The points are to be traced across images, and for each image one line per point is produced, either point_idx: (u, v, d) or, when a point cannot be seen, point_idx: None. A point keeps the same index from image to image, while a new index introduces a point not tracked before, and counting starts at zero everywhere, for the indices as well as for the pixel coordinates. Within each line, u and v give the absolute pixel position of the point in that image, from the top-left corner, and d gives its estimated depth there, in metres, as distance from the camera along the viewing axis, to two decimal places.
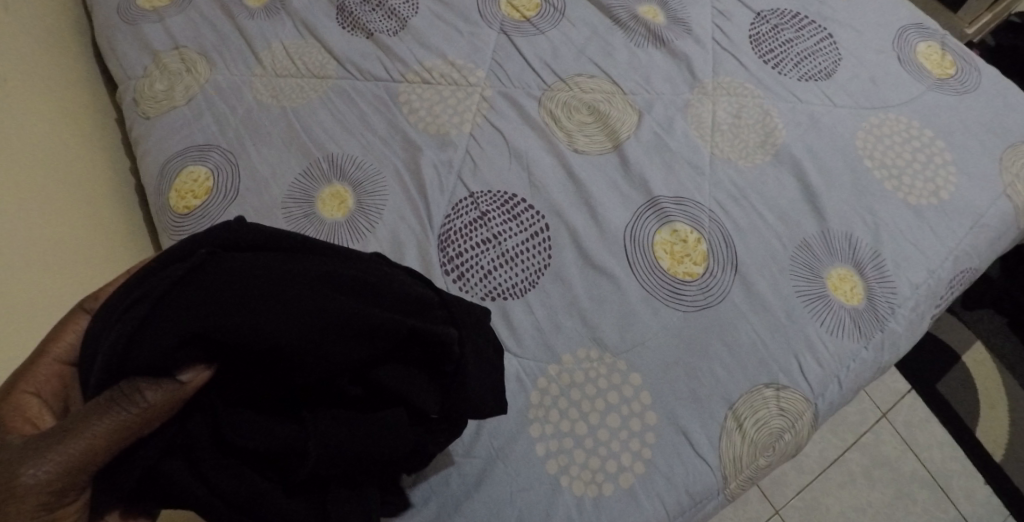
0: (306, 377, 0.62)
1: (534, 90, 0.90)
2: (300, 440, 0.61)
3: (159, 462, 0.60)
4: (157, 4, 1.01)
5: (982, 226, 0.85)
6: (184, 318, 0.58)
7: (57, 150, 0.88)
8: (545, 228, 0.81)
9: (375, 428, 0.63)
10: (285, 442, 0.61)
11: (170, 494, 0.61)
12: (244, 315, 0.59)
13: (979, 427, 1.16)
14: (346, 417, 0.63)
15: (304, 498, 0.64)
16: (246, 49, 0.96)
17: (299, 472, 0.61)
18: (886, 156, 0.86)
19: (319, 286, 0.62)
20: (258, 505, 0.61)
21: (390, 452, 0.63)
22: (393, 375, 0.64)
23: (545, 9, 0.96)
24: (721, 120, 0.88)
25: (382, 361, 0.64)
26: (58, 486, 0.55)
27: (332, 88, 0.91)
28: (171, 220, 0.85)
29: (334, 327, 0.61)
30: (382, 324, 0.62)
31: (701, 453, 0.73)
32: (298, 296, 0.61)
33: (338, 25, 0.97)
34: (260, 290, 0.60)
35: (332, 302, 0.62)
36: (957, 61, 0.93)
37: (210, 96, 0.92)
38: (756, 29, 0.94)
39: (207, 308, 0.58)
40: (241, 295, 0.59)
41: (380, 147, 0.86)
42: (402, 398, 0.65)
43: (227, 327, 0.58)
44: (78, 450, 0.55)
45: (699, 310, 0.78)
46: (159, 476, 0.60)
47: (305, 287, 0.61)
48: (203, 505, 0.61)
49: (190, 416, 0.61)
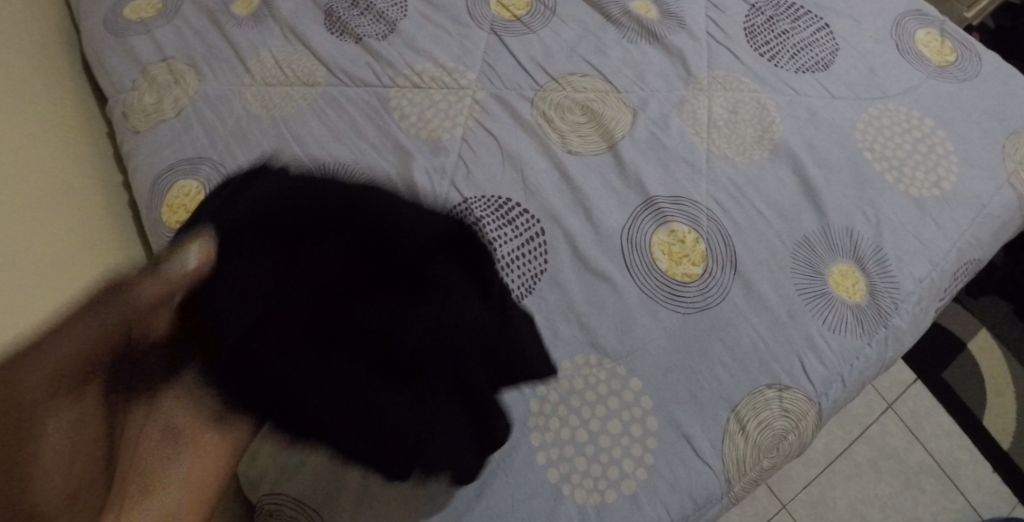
0: (376, 257, 0.69)
1: (526, 91, 0.89)
2: (384, 318, 0.66)
3: (250, 352, 0.67)
4: (144, 15, 1.01)
5: (985, 215, 0.83)
6: (257, 221, 0.73)
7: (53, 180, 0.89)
8: (541, 233, 0.80)
9: (448, 302, 0.68)
10: (373, 324, 0.66)
11: (268, 381, 0.67)
12: (305, 212, 0.72)
13: (987, 415, 1.15)
14: (422, 296, 0.67)
15: (403, 387, 0.66)
16: (234, 58, 0.95)
17: (387, 346, 0.66)
18: (886, 147, 0.85)
19: (365, 195, 0.74)
20: (363, 390, 0.65)
21: (470, 322, 0.68)
22: (452, 261, 0.70)
23: (536, 7, 0.95)
24: (717, 116, 0.87)
25: (441, 249, 0.70)
26: (79, 364, 0.62)
27: (322, 95, 0.90)
28: (164, 235, 0.84)
29: (381, 215, 0.71)
30: (424, 214, 0.72)
31: (704, 457, 0.72)
32: (346, 198, 0.73)
33: (326, 30, 0.95)
34: (315, 199, 0.73)
35: (377, 201, 0.73)
36: (957, 47, 0.92)
37: (199, 107, 0.91)
38: (751, 21, 0.92)
39: (280, 212, 0.73)
40: (303, 202, 0.73)
41: (371, 154, 0.85)
42: (468, 283, 0.69)
43: (294, 219, 0.71)
44: (110, 323, 0.64)
45: (699, 311, 0.77)
46: (257, 367, 0.67)
47: (353, 195, 0.73)
48: (303, 387, 0.66)
49: (280, 318, 0.67)
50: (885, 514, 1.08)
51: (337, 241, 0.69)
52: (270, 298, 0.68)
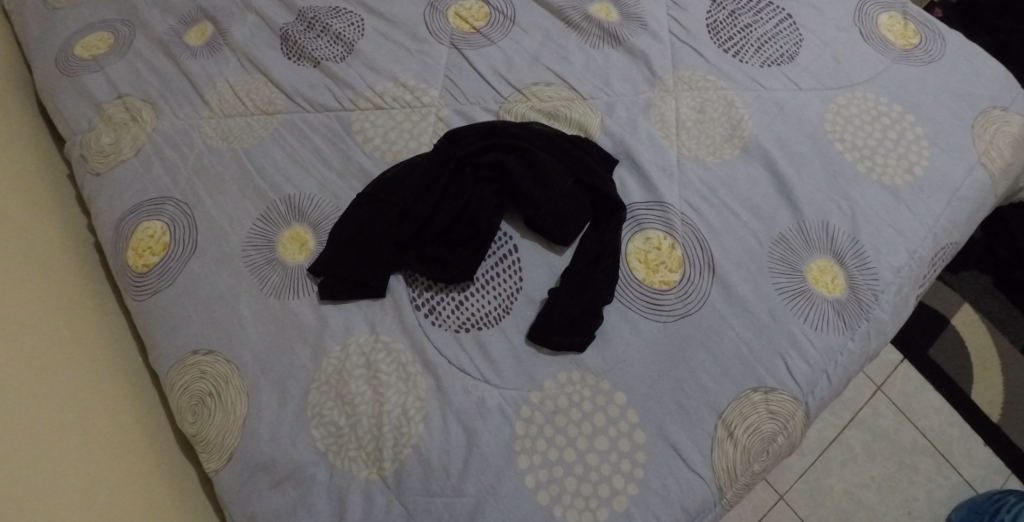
0: (495, 200, 0.79)
1: (490, 104, 0.88)
2: (488, 213, 0.78)
3: (453, 234, 0.78)
4: (96, 52, 0.99)
5: (960, 198, 0.82)
6: (427, 203, 0.79)
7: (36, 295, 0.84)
8: (514, 250, 0.79)
9: (536, 197, 0.78)
10: (481, 225, 0.78)
11: (466, 244, 0.78)
12: (437, 195, 0.79)
13: (974, 389, 1.15)
14: (510, 204, 0.80)
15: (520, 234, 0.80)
16: (192, 92, 0.93)
17: (492, 214, 0.78)
18: (857, 137, 0.84)
19: (474, 169, 0.80)
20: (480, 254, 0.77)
21: (554, 200, 0.78)
22: (525, 167, 0.80)
23: (494, 17, 0.93)
24: (685, 117, 0.86)
25: (523, 170, 0.79)
26: None
27: (283, 123, 0.89)
28: (131, 280, 0.84)
29: (507, 188, 0.80)
30: (502, 162, 0.79)
31: (693, 466, 0.71)
32: (476, 178, 0.80)
33: (283, 56, 0.94)
34: (420, 184, 0.80)
35: (489, 165, 0.80)
36: (920, 29, 0.91)
37: (159, 144, 0.90)
38: (713, 17, 0.91)
39: (417, 196, 0.80)
40: (426, 183, 0.80)
41: (336, 182, 0.85)
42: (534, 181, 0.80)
43: (429, 204, 0.79)
44: None
45: (678, 319, 0.76)
46: (455, 237, 0.78)
47: (455, 171, 0.80)
48: (481, 229, 0.78)
49: (465, 232, 0.78)
50: (882, 497, 1.08)
51: (473, 199, 0.79)
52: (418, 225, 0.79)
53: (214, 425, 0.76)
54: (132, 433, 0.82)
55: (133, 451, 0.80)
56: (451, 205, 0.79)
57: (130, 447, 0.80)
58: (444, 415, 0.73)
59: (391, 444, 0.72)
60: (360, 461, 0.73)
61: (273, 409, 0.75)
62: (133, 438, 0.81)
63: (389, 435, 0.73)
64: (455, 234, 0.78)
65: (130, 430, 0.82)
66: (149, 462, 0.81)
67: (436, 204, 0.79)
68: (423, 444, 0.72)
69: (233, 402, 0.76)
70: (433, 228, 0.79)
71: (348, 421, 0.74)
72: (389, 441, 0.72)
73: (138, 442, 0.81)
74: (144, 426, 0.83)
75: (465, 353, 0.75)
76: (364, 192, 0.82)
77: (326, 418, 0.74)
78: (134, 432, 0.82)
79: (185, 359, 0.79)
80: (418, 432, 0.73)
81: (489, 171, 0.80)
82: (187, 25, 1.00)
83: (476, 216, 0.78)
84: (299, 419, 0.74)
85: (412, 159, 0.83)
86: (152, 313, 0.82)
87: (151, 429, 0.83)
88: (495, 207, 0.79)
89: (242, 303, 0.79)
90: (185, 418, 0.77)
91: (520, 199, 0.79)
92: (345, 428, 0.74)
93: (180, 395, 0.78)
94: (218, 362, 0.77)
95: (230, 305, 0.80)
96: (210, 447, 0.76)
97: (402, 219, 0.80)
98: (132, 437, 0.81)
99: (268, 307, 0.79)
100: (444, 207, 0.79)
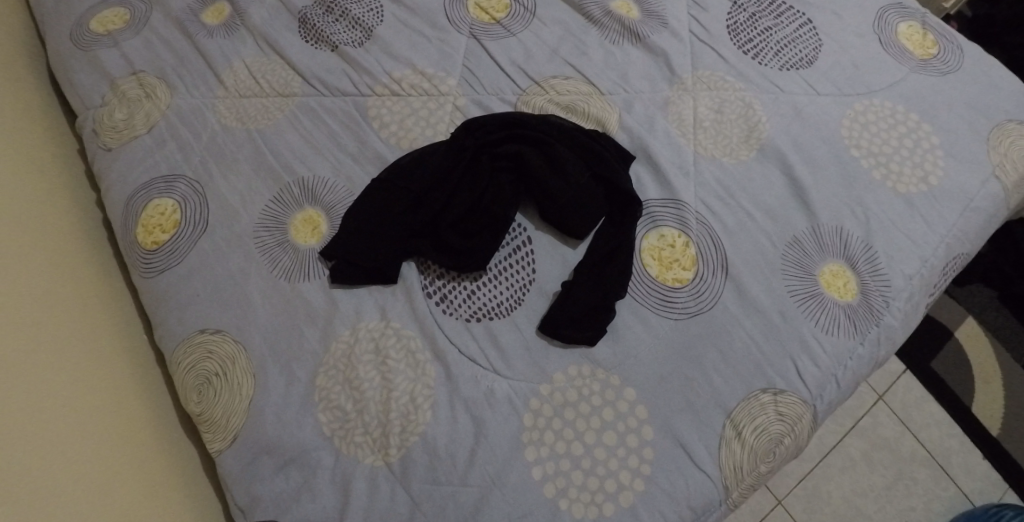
0: (511, 191, 0.79)
1: (508, 96, 0.87)
2: (503, 204, 0.78)
3: (468, 223, 0.78)
4: (112, 28, 0.98)
5: (973, 209, 0.82)
6: (442, 192, 0.79)
7: (48, 267, 0.84)
8: (528, 241, 0.79)
9: (551, 188, 0.78)
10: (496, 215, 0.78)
11: (480, 234, 0.78)
12: (452, 184, 0.79)
13: (975, 402, 1.15)
14: (526, 195, 0.80)
15: (534, 225, 0.80)
16: (208, 71, 0.93)
17: (507, 206, 0.78)
18: (873, 143, 0.83)
19: (489, 159, 0.80)
20: (493, 243, 0.77)
21: (570, 191, 0.78)
22: (540, 158, 0.80)
23: (514, 9, 0.93)
24: (703, 117, 0.86)
25: (538, 162, 0.79)
26: None
27: (298, 106, 0.89)
28: (140, 257, 0.83)
29: (522, 178, 0.80)
30: (518, 153, 0.80)
31: (701, 465, 0.71)
32: (492, 167, 0.80)
33: (300, 39, 0.94)
34: (434, 172, 0.80)
35: (505, 157, 0.80)
36: (939, 40, 0.91)
37: (172, 122, 0.89)
38: (734, 19, 0.91)
39: (431, 185, 0.80)
40: (441, 171, 0.80)
41: (351, 167, 0.84)
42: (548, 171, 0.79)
43: (444, 194, 0.79)
44: None
45: (689, 317, 0.76)
46: (469, 226, 0.78)
47: (470, 161, 0.80)
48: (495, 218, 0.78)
49: (479, 221, 0.78)
50: (879, 506, 1.09)
51: (488, 189, 0.79)
52: (433, 214, 0.79)
53: (219, 405, 0.75)
54: (135, 423, 0.80)
55: (137, 437, 0.79)
56: (466, 196, 0.79)
57: (134, 433, 0.79)
58: (452, 404, 0.73)
59: (398, 431, 0.72)
60: (365, 447, 0.72)
61: (280, 391, 0.74)
62: (137, 423, 0.80)
63: (396, 423, 0.72)
64: (469, 223, 0.78)
65: (133, 418, 0.80)
66: (156, 452, 0.80)
67: (451, 194, 0.79)
68: (430, 432, 0.72)
69: (239, 383, 0.75)
70: (447, 217, 0.79)
71: (355, 407, 0.73)
72: (395, 428, 0.72)
73: (141, 431, 0.80)
74: (148, 412, 0.82)
75: (475, 343, 0.75)
76: (377, 178, 0.81)
77: (333, 402, 0.73)
78: (138, 416, 0.81)
79: (192, 338, 0.78)
80: (424, 420, 0.72)
81: (504, 161, 0.80)
82: (204, 5, 0.99)
83: (491, 206, 0.78)
84: (305, 403, 0.74)
85: (427, 146, 0.83)
86: (160, 290, 0.81)
87: (153, 418, 0.82)
88: (510, 197, 0.79)
89: (251, 284, 0.79)
90: (190, 397, 0.77)
91: (535, 190, 0.79)
92: (351, 414, 0.73)
93: (186, 374, 0.77)
94: (225, 342, 0.77)
95: (240, 286, 0.79)
96: (214, 428, 0.75)
97: (417, 207, 0.79)
98: (134, 424, 0.80)
99: (277, 290, 0.78)
100: (459, 196, 0.79)
